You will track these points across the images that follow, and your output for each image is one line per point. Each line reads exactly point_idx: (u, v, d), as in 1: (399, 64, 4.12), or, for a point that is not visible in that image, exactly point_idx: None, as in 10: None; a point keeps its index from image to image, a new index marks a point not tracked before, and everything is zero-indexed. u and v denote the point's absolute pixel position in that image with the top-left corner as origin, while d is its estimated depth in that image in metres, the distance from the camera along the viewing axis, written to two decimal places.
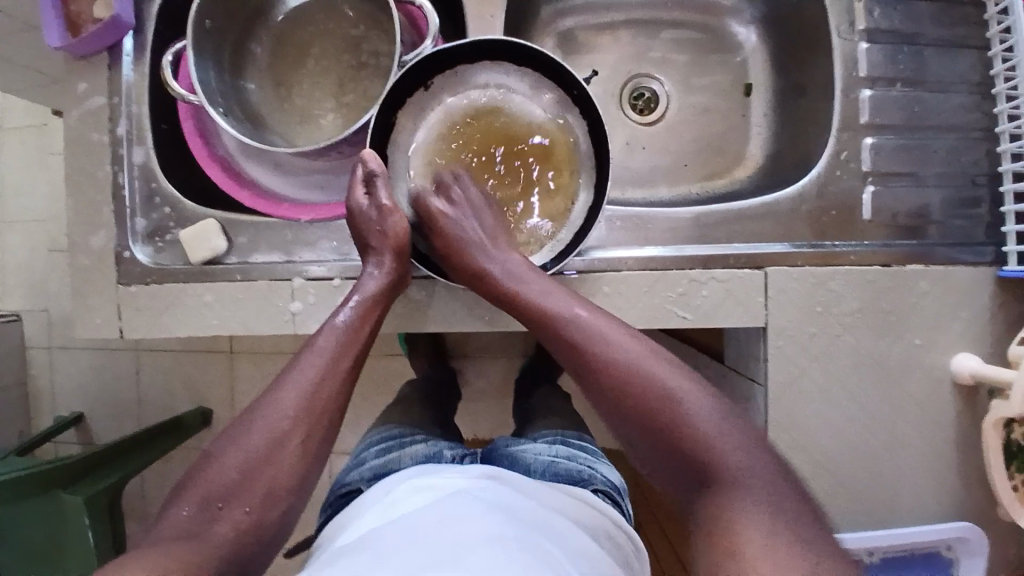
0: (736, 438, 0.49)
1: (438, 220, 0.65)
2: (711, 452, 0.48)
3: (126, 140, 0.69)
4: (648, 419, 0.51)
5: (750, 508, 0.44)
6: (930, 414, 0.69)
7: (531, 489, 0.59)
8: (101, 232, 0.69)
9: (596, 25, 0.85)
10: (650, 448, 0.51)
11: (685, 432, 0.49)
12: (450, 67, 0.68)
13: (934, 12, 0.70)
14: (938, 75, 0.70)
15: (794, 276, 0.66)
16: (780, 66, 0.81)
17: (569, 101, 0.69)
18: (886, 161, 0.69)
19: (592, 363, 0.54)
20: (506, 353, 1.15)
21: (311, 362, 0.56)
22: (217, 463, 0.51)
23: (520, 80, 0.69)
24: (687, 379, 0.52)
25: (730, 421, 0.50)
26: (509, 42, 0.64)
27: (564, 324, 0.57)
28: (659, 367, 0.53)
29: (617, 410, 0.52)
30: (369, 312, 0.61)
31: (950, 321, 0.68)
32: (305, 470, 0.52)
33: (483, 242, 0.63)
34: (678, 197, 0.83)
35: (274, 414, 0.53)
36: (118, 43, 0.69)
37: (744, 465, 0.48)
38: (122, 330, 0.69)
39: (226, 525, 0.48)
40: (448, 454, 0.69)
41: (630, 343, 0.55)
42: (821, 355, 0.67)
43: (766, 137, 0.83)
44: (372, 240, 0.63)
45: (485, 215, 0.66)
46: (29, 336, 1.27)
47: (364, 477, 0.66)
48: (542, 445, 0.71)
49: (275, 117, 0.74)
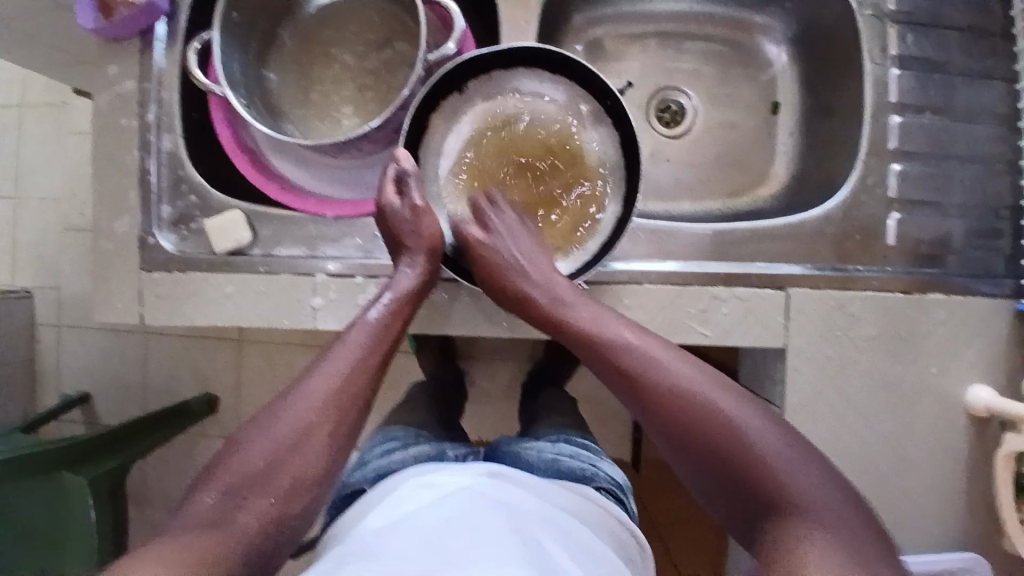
0: (800, 461, 0.49)
1: (478, 249, 0.66)
2: (779, 482, 0.48)
3: (155, 127, 0.69)
4: (703, 443, 0.51)
5: (814, 532, 0.45)
6: (941, 442, 0.69)
7: (541, 488, 0.59)
8: (126, 217, 0.69)
9: (626, 36, 0.85)
10: (703, 471, 0.52)
11: (737, 455, 0.50)
12: (485, 71, 0.68)
13: (965, 42, 0.70)
14: (965, 105, 0.70)
15: (814, 298, 0.67)
16: (807, 87, 0.82)
17: (602, 113, 0.69)
18: (910, 187, 0.69)
19: (641, 384, 0.55)
20: (514, 356, 1.15)
21: (340, 354, 0.56)
22: (243, 452, 0.51)
23: (555, 89, 0.70)
24: (746, 405, 0.53)
25: (791, 444, 0.51)
26: (545, 50, 0.65)
27: (618, 351, 0.57)
28: (718, 393, 0.53)
29: (678, 438, 0.53)
30: (401, 310, 0.61)
31: (967, 351, 0.68)
32: (332, 462, 0.53)
33: (523, 263, 0.64)
34: (699, 212, 0.83)
35: (304, 405, 0.53)
36: (151, 28, 0.69)
37: (813, 491, 0.48)
38: (143, 317, 0.70)
39: (252, 515, 0.48)
40: (451, 454, 0.69)
41: (680, 365, 0.55)
42: (837, 377, 0.67)
43: (790, 156, 0.83)
44: (406, 240, 0.64)
45: (523, 238, 0.66)
46: (38, 313, 1.27)
47: (367, 478, 0.65)
48: (546, 443, 0.71)
49: (293, 110, 0.73)
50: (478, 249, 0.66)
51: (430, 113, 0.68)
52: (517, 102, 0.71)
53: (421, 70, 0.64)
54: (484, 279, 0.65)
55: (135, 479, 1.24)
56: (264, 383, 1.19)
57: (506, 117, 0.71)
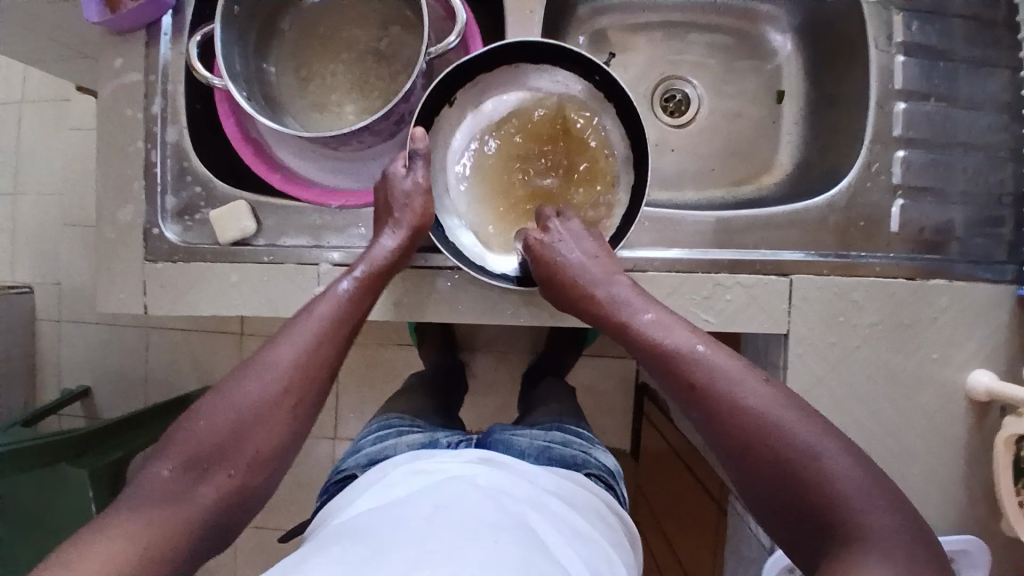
0: (875, 493, 0.45)
1: (540, 249, 0.64)
2: (846, 507, 0.44)
3: (159, 117, 0.69)
4: (774, 468, 0.48)
5: (884, 569, 0.41)
6: (943, 429, 0.69)
7: (531, 473, 0.60)
8: (130, 206, 0.69)
9: (630, 26, 0.85)
10: (764, 490, 0.48)
11: (815, 485, 0.46)
12: (470, 79, 0.68)
13: (969, 31, 0.70)
14: (969, 93, 0.70)
15: (818, 286, 0.67)
16: (810, 75, 0.82)
17: (597, 94, 0.68)
18: (915, 175, 0.69)
19: (712, 399, 0.51)
20: (515, 349, 1.16)
21: (305, 326, 0.56)
22: (203, 422, 0.51)
23: (539, 80, 0.70)
24: (817, 424, 0.49)
25: (872, 477, 0.46)
26: (529, 43, 0.65)
27: (681, 362, 0.54)
28: (784, 410, 0.49)
29: (739, 455, 0.49)
30: (370, 286, 0.61)
31: (970, 339, 0.68)
32: (293, 435, 0.53)
33: (589, 270, 0.62)
34: (703, 201, 0.83)
35: (267, 377, 0.53)
36: (157, 21, 0.69)
37: (883, 525, 0.43)
38: (146, 306, 0.70)
39: (210, 488, 0.48)
40: (444, 441, 0.69)
41: (749, 381, 0.51)
42: (841, 364, 0.68)
43: (794, 145, 0.83)
44: (392, 211, 0.63)
45: (588, 246, 0.64)
46: (39, 307, 1.26)
47: (359, 463, 0.66)
48: (538, 431, 0.72)
49: (294, 103, 0.73)
50: (539, 251, 0.64)
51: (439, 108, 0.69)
52: (507, 104, 0.71)
53: (423, 64, 0.63)
54: (547, 280, 0.63)
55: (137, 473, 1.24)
56: None
57: (502, 122, 0.71)
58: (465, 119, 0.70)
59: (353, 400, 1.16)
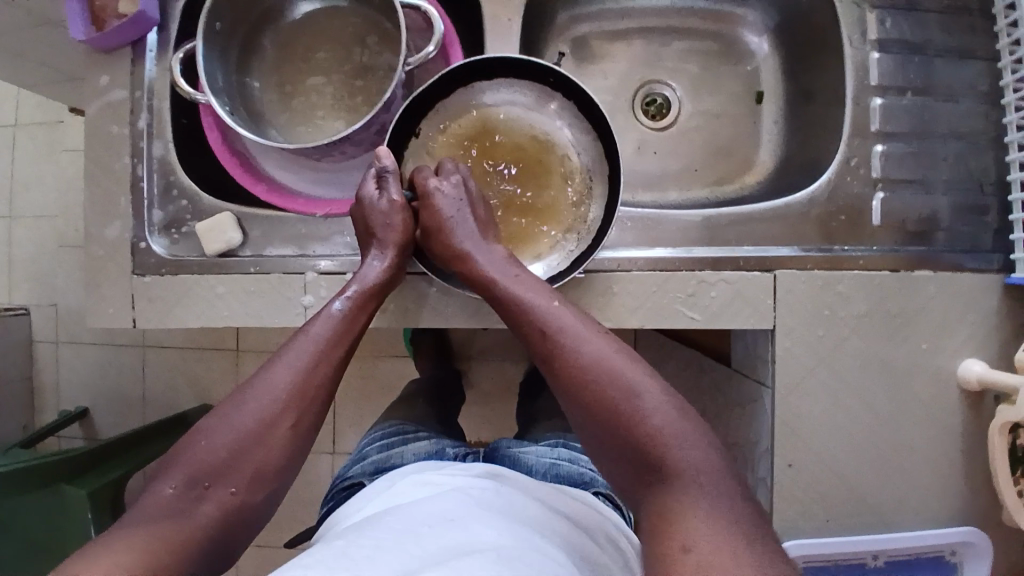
0: (696, 439, 0.48)
1: (426, 193, 0.63)
2: (666, 452, 0.47)
3: (145, 133, 0.70)
4: (608, 415, 0.49)
5: (701, 509, 0.44)
6: (936, 419, 0.69)
7: (534, 489, 0.60)
8: (117, 222, 0.70)
9: (608, 32, 0.86)
10: (600, 437, 0.50)
11: (635, 430, 0.48)
12: (429, 107, 0.69)
13: (943, 22, 0.71)
14: (946, 84, 0.71)
15: (804, 280, 0.67)
16: (789, 74, 0.82)
17: (558, 95, 0.69)
18: (895, 166, 0.70)
19: (553, 351, 0.53)
20: (509, 357, 1.16)
21: (303, 345, 0.55)
22: (205, 442, 0.49)
23: (497, 92, 0.70)
24: (653, 376, 0.51)
25: (684, 415, 0.49)
26: (483, 60, 0.65)
27: (536, 315, 0.55)
28: (627, 363, 0.51)
29: (580, 404, 0.51)
30: (365, 304, 0.59)
31: (959, 327, 0.68)
32: (294, 453, 0.52)
33: (468, 222, 0.62)
34: (688, 201, 0.83)
35: (267, 396, 0.51)
36: (142, 40, 0.70)
37: (699, 469, 0.46)
38: (135, 320, 0.70)
39: (211, 505, 0.47)
40: (450, 452, 0.69)
41: (593, 338, 0.53)
42: (830, 358, 0.67)
43: (776, 143, 0.83)
44: (379, 231, 0.62)
45: (474, 206, 0.64)
46: (35, 329, 1.27)
47: (366, 471, 0.66)
48: (544, 447, 0.72)
49: (276, 116, 0.74)
50: (424, 194, 0.63)
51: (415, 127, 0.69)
52: (468, 123, 0.71)
53: (402, 74, 0.64)
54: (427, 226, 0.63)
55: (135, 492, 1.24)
56: None
57: (466, 141, 0.71)
58: (432, 148, 0.71)
59: (349, 414, 1.16)
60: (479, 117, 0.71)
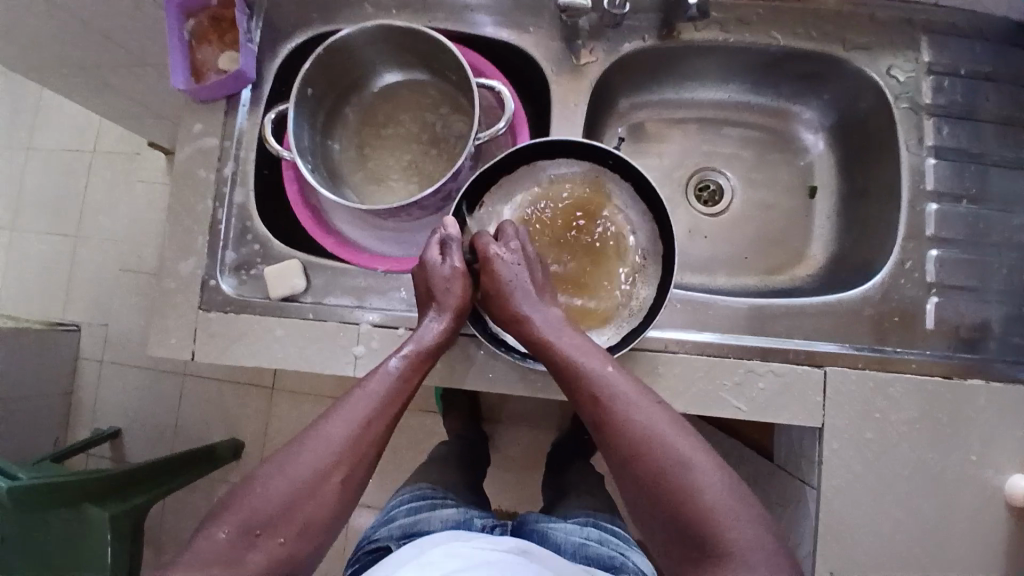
0: (742, 514, 0.51)
1: (490, 260, 0.64)
2: (717, 528, 0.50)
3: (229, 180, 0.75)
4: (657, 487, 0.52)
5: None
6: (987, 536, 0.66)
7: (563, 569, 0.59)
8: (192, 259, 0.74)
9: (667, 119, 0.90)
10: (651, 508, 0.53)
11: (697, 509, 0.50)
12: (494, 182, 0.72)
13: (999, 135, 0.73)
14: (1001, 194, 0.72)
15: (853, 378, 0.67)
16: (843, 171, 0.85)
17: (615, 177, 0.72)
18: (949, 272, 0.70)
19: (615, 422, 0.55)
20: (540, 421, 1.16)
21: (359, 402, 0.58)
22: (261, 490, 0.53)
23: (557, 171, 0.73)
24: (702, 450, 0.54)
25: (741, 499, 0.52)
26: (549, 142, 0.69)
27: (591, 381, 0.58)
28: (676, 435, 0.54)
29: (632, 472, 0.54)
30: (420, 365, 0.62)
31: (1011, 441, 0.67)
32: (341, 508, 0.54)
33: (525, 288, 0.64)
34: (736, 287, 0.85)
35: (321, 450, 0.54)
36: (237, 94, 0.76)
37: (749, 546, 0.49)
38: (194, 354, 0.73)
39: (262, 554, 0.50)
40: (478, 522, 0.69)
41: (647, 407, 0.56)
42: (877, 461, 0.66)
43: (827, 238, 0.85)
44: (438, 293, 0.65)
45: (533, 270, 0.66)
46: (83, 347, 1.31)
47: (393, 535, 0.66)
48: (573, 525, 0.71)
49: (351, 175, 0.78)
50: (490, 261, 0.65)
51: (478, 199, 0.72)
52: (527, 197, 0.74)
53: (472, 148, 0.68)
54: (488, 288, 0.65)
55: (156, 520, 1.24)
56: (294, 432, 1.21)
57: (525, 215, 0.74)
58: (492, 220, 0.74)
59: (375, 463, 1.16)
60: (537, 192, 0.74)
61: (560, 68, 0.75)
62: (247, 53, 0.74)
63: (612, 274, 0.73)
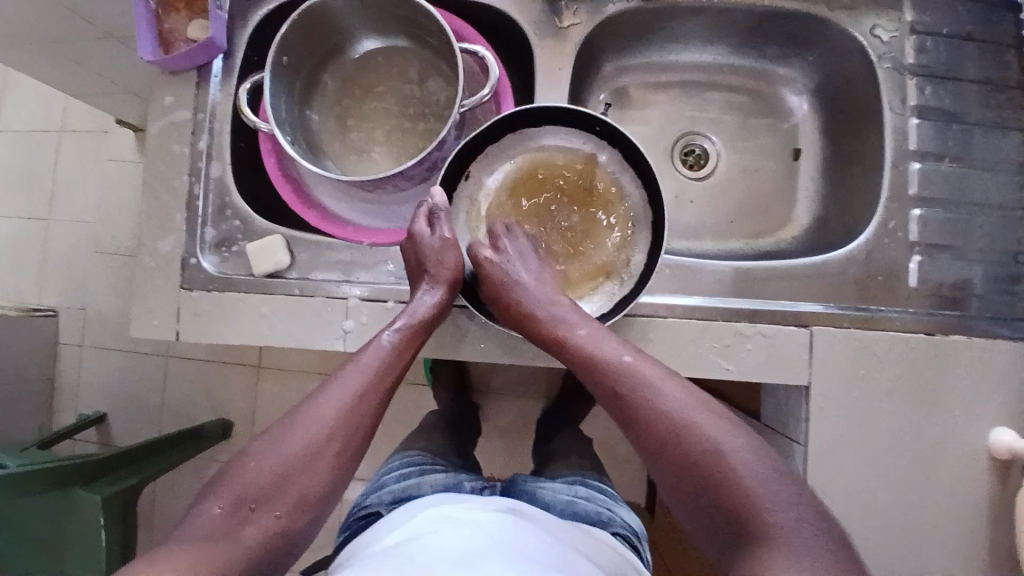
0: (779, 488, 0.49)
1: (489, 268, 0.67)
2: (751, 503, 0.48)
3: (205, 154, 0.73)
4: (684, 467, 0.52)
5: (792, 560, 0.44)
6: (966, 489, 0.68)
7: (557, 528, 0.60)
8: (170, 237, 0.72)
9: (651, 83, 0.89)
10: (688, 494, 0.52)
11: (723, 480, 0.50)
12: (480, 151, 0.71)
13: (981, 93, 0.73)
14: (982, 153, 0.72)
15: (838, 337, 0.68)
16: (828, 133, 0.85)
17: (601, 141, 0.71)
18: (931, 232, 0.71)
19: (638, 410, 0.56)
20: (529, 391, 1.16)
21: (352, 376, 0.58)
22: (255, 466, 0.53)
23: (548, 137, 0.72)
24: (732, 428, 0.53)
25: (774, 473, 0.50)
26: (532, 108, 0.67)
27: (611, 370, 0.59)
28: (701, 415, 0.54)
29: (661, 455, 0.54)
30: (412, 339, 0.62)
31: (991, 394, 0.68)
32: (336, 481, 0.54)
33: (531, 290, 0.66)
34: (722, 251, 0.85)
35: (315, 423, 0.55)
36: (209, 64, 0.73)
37: (789, 521, 0.47)
38: (177, 333, 0.71)
39: (257, 528, 0.50)
40: (468, 485, 0.69)
41: (675, 391, 0.56)
42: (861, 418, 0.68)
43: (813, 200, 0.85)
44: (427, 265, 0.64)
45: (529, 264, 0.68)
46: (61, 332, 1.29)
47: (384, 500, 0.66)
48: (562, 484, 0.72)
49: (332, 148, 0.77)
50: (488, 269, 0.67)
51: (464, 170, 0.71)
52: (517, 163, 0.73)
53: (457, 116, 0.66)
54: (493, 295, 0.67)
55: (146, 503, 1.24)
56: (282, 409, 1.21)
57: (515, 180, 0.73)
58: (481, 186, 0.73)
59: None
60: (526, 163, 0.73)
61: (543, 33, 0.73)
62: (218, 21, 0.71)
63: (602, 241, 0.73)
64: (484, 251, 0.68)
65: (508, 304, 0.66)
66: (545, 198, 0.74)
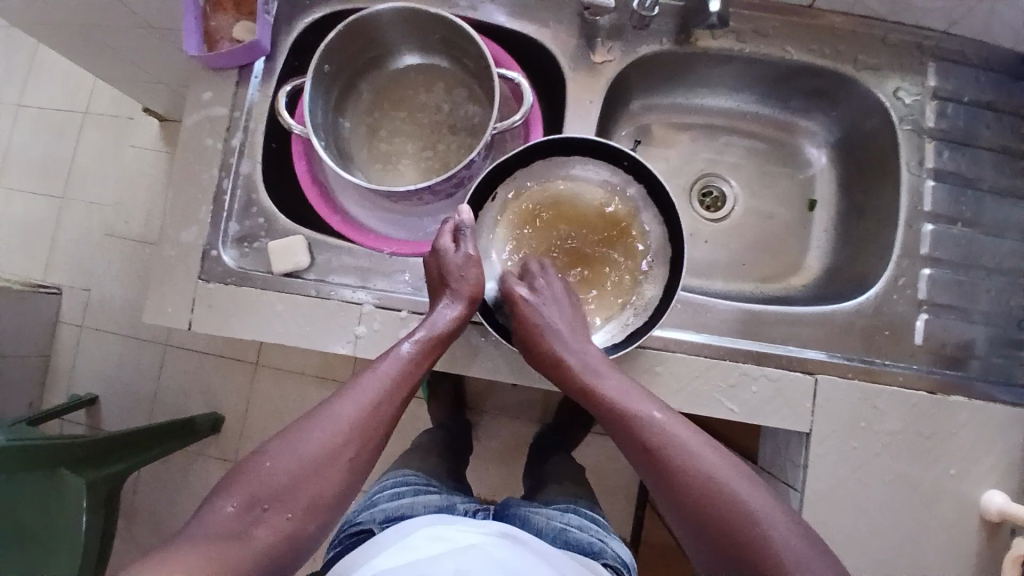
0: (812, 559, 0.50)
1: (522, 306, 0.67)
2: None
3: (237, 151, 0.74)
4: (723, 536, 0.52)
5: None
6: (958, 546, 0.68)
7: (550, 555, 0.60)
8: (193, 228, 0.73)
9: (675, 122, 0.91)
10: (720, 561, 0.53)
11: (762, 550, 0.50)
12: (508, 175, 0.72)
13: (996, 161, 0.75)
14: (992, 219, 0.74)
15: (842, 387, 0.69)
16: (843, 186, 0.87)
17: (626, 174, 0.72)
18: (939, 292, 0.73)
19: (671, 471, 0.56)
20: (524, 413, 1.17)
21: (369, 383, 0.58)
22: (269, 466, 0.53)
23: (575, 167, 0.73)
24: (760, 491, 0.55)
25: (812, 545, 0.52)
26: (563, 138, 0.69)
27: (643, 426, 0.59)
28: (734, 478, 0.55)
29: (693, 520, 0.54)
30: (431, 350, 0.62)
31: (987, 456, 0.69)
32: (348, 486, 0.55)
33: (565, 337, 0.66)
34: (732, 292, 0.87)
35: (331, 428, 0.55)
36: (249, 65, 0.75)
37: None
38: (191, 323, 0.72)
39: (267, 529, 0.50)
40: (460, 507, 0.69)
41: (706, 452, 0.57)
42: (859, 468, 0.69)
43: (824, 250, 0.87)
44: (450, 279, 0.65)
45: (563, 307, 0.68)
46: (64, 311, 1.28)
47: (376, 519, 0.66)
48: (555, 510, 0.72)
49: (361, 156, 0.79)
50: (521, 307, 0.67)
51: (490, 191, 0.72)
52: (540, 188, 0.74)
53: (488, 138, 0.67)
54: (521, 335, 0.66)
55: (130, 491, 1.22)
56: (277, 409, 1.21)
57: (536, 204, 0.75)
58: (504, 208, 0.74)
59: None
60: (549, 189, 0.74)
61: (577, 65, 0.75)
62: (264, 24, 0.73)
63: (615, 270, 0.74)
64: (520, 290, 0.68)
65: (538, 348, 0.65)
66: (554, 222, 0.76)
